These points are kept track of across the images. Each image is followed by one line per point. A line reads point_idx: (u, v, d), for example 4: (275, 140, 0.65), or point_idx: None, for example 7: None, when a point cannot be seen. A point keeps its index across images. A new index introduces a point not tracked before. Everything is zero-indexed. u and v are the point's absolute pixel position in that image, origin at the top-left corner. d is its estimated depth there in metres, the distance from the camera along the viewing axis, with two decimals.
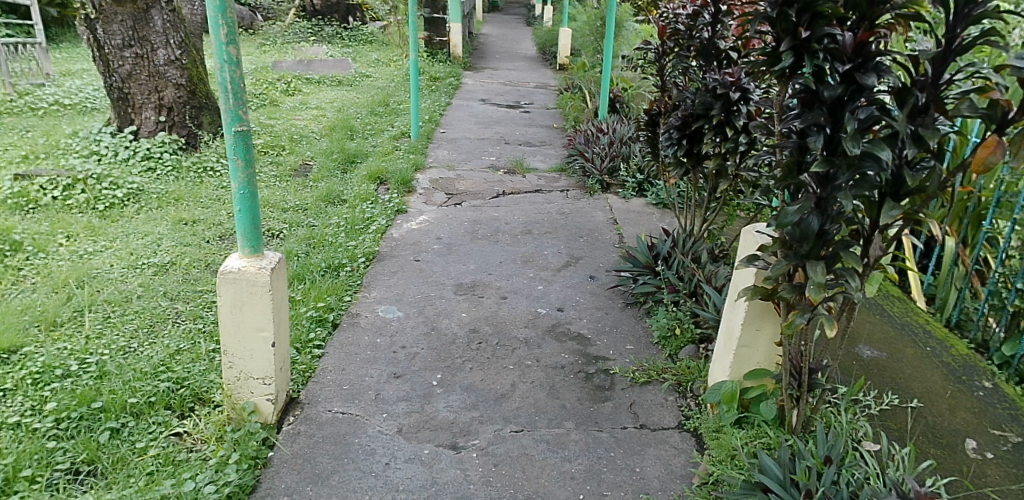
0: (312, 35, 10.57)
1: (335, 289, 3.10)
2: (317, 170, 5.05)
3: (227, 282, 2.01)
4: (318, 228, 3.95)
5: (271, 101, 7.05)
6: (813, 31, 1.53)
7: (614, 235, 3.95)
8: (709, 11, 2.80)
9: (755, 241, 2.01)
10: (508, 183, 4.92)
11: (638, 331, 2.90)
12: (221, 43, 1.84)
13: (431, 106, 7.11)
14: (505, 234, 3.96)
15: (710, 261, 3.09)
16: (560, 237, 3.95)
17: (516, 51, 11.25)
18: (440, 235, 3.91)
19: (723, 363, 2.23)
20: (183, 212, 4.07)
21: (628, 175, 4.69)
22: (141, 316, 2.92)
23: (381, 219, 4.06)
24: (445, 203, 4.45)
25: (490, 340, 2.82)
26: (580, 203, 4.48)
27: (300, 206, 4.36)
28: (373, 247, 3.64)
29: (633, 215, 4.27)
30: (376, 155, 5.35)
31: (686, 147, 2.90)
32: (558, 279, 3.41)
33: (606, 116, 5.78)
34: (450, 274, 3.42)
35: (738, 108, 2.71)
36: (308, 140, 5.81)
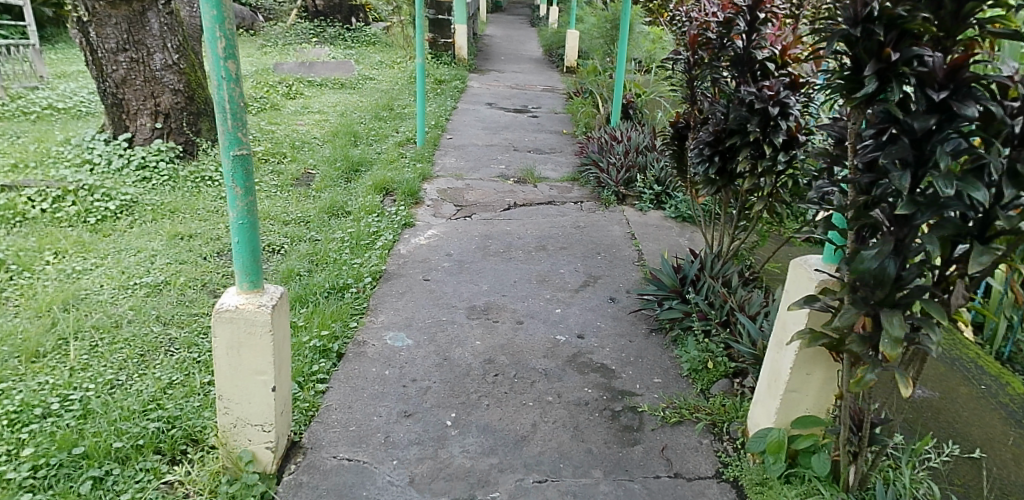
0: (314, 36, 10.36)
1: (340, 313, 2.90)
2: (320, 179, 4.86)
3: (222, 322, 1.82)
4: (320, 244, 3.76)
5: (272, 105, 6.85)
6: (899, 53, 1.29)
7: (633, 252, 3.75)
8: (744, 19, 2.60)
9: (809, 277, 1.82)
10: (520, 194, 4.72)
11: (665, 362, 2.69)
12: (219, 58, 1.64)
13: (437, 110, 6.91)
14: (518, 250, 3.76)
15: (741, 286, 2.88)
16: (576, 254, 3.74)
17: (522, 52, 11.04)
18: (450, 251, 3.71)
19: (767, 407, 2.03)
20: (179, 225, 3.88)
21: (646, 186, 4.49)
22: (131, 344, 2.73)
23: (387, 233, 3.86)
24: (454, 216, 4.25)
25: (506, 372, 2.62)
26: (595, 216, 4.28)
27: (302, 219, 4.17)
28: (379, 265, 3.44)
29: (652, 230, 4.07)
30: (380, 164, 5.16)
31: (718, 164, 2.71)
32: (576, 301, 3.20)
33: (619, 123, 5.59)
34: (461, 295, 3.22)
35: (776, 124, 2.51)
36: (311, 147, 5.61)
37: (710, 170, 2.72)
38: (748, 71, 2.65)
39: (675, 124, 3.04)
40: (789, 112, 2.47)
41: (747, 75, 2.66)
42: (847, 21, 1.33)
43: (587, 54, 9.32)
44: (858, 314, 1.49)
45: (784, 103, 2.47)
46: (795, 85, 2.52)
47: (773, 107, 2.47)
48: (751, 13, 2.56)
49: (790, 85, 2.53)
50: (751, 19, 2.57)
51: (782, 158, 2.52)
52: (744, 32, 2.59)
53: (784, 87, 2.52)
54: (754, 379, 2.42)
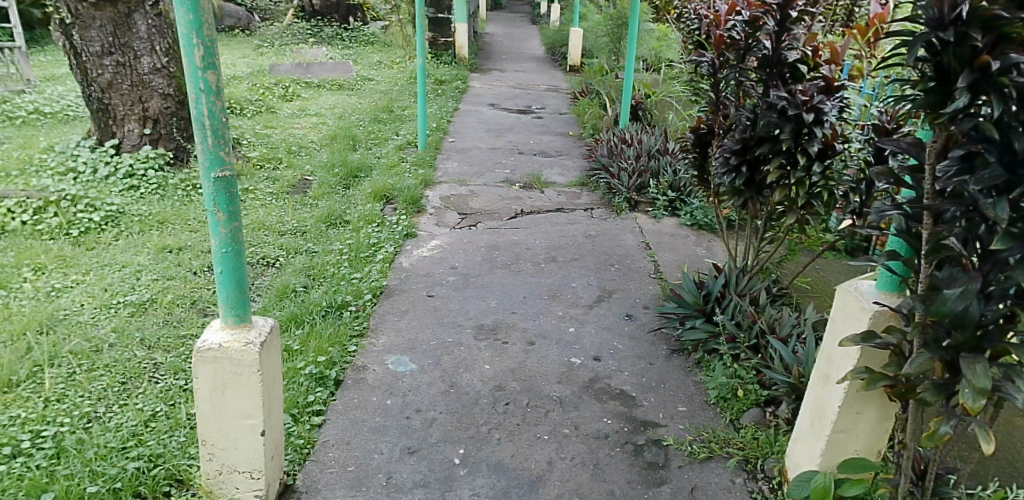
0: (311, 36, 10.13)
1: (338, 335, 2.70)
2: (317, 186, 4.67)
3: (205, 362, 1.62)
4: (318, 257, 3.57)
5: (268, 108, 6.65)
6: (999, 62, 1.10)
7: (649, 264, 3.56)
8: (775, 18, 2.43)
9: (861, 306, 1.65)
10: (526, 200, 4.52)
11: (689, 389, 2.50)
12: (196, 69, 1.44)
13: (438, 112, 6.71)
14: (527, 262, 3.57)
15: (769, 304, 2.69)
16: (588, 266, 3.55)
17: (524, 51, 10.82)
18: (454, 263, 3.52)
19: (810, 447, 1.83)
20: (167, 237, 3.69)
21: (659, 192, 4.29)
22: (111, 371, 2.53)
23: (389, 245, 3.66)
24: (457, 225, 4.05)
25: (518, 400, 2.41)
26: (607, 224, 4.08)
27: (298, 229, 3.98)
28: (380, 281, 3.25)
29: (666, 239, 3.88)
30: (380, 170, 4.97)
31: (746, 175, 2.52)
32: (591, 319, 3.01)
33: (627, 125, 5.39)
34: (468, 312, 3.02)
35: (811, 131, 2.32)
36: (308, 151, 5.42)
37: (738, 181, 2.53)
38: (778, 74, 2.48)
39: (697, 130, 2.86)
40: (824, 119, 2.30)
41: (776, 78, 2.49)
42: (929, 24, 1.16)
43: (591, 53, 9.12)
44: (932, 360, 1.30)
45: (819, 109, 2.30)
46: (830, 90, 2.36)
47: (807, 113, 2.30)
48: (782, 11, 2.41)
49: (824, 89, 2.36)
50: (782, 17, 2.42)
51: (816, 169, 2.35)
52: (774, 32, 2.43)
53: (817, 91, 2.35)
54: (789, 410, 2.21)
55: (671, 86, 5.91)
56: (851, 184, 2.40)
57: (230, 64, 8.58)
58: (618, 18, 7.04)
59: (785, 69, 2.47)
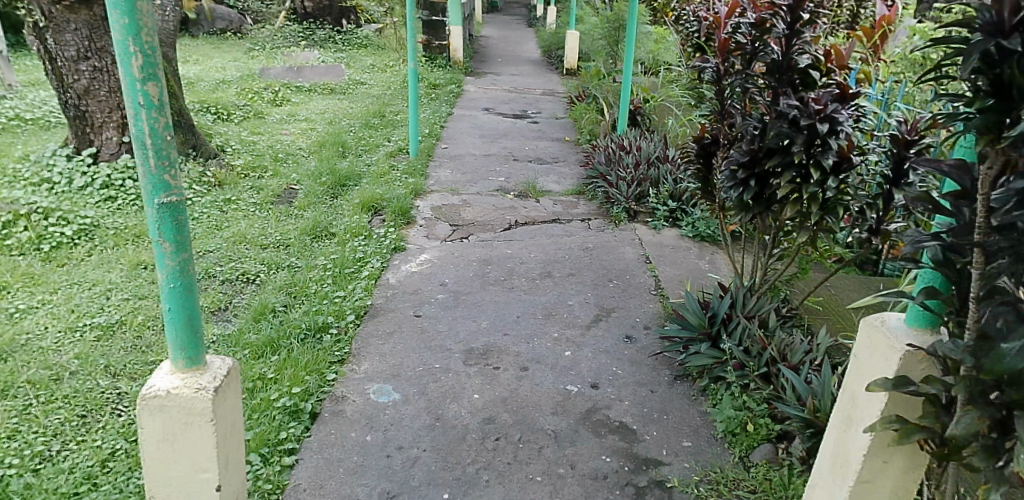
0: (303, 39, 9.95)
1: (317, 363, 2.52)
2: (303, 195, 4.49)
3: (152, 410, 1.44)
4: (300, 272, 3.39)
5: (256, 113, 6.47)
6: None
7: (649, 279, 3.38)
8: (784, 21, 2.25)
9: (890, 343, 1.47)
10: (521, 210, 4.34)
11: (694, 421, 2.32)
12: (134, 80, 1.24)
13: (431, 117, 6.53)
14: (521, 278, 3.39)
15: (779, 326, 2.52)
16: (585, 281, 3.37)
17: (519, 54, 10.66)
18: (444, 279, 3.33)
19: (830, 495, 1.66)
20: (143, 252, 3.51)
21: (659, 202, 4.12)
22: (70, 403, 2.34)
23: (375, 260, 3.48)
24: (448, 237, 3.87)
25: (510, 435, 2.23)
26: (605, 236, 3.91)
27: (282, 242, 3.80)
28: (364, 300, 3.06)
29: (667, 252, 3.70)
30: (369, 178, 4.80)
31: (755, 189, 2.33)
32: (588, 341, 2.83)
33: (625, 131, 5.22)
34: (457, 335, 2.84)
35: (825, 143, 2.14)
36: (295, 159, 5.24)
37: (746, 196, 2.34)
38: (788, 80, 2.31)
39: (700, 140, 2.68)
40: (839, 129, 2.12)
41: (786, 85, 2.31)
42: (984, 29, 0.98)
43: (588, 56, 8.95)
44: (981, 419, 1.12)
45: (834, 119, 2.12)
46: (845, 97, 2.18)
47: (821, 123, 2.11)
48: (793, 12, 2.23)
49: (839, 97, 2.18)
50: (792, 19, 2.25)
51: (831, 183, 2.16)
52: (784, 35, 2.26)
53: (831, 99, 2.17)
54: (804, 447, 2.03)
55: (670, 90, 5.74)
56: (868, 199, 2.22)
57: (220, 68, 8.39)
58: (615, 20, 6.87)
59: (796, 75, 2.30)
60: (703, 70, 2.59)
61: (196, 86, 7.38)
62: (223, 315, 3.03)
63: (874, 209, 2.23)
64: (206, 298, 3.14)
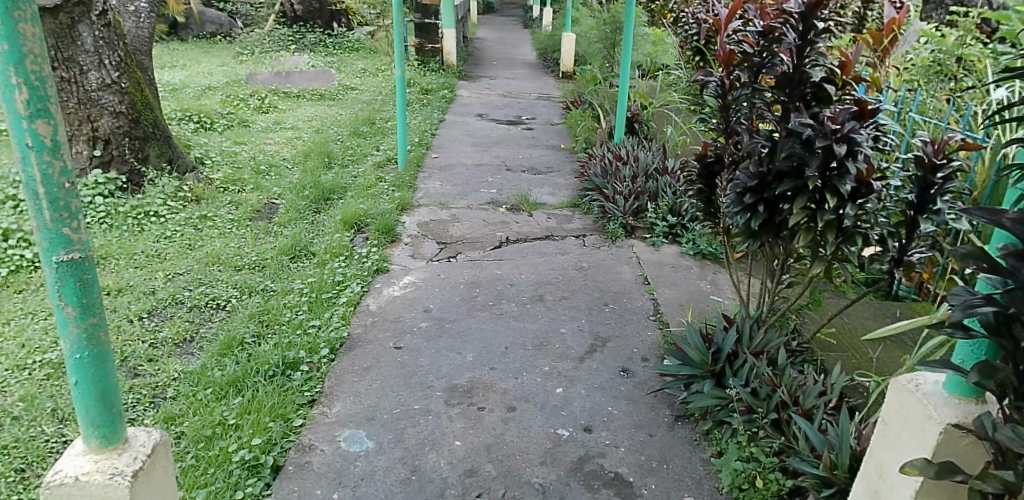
0: (293, 43, 9.72)
1: (283, 407, 2.30)
2: (284, 211, 4.27)
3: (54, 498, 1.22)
4: (275, 298, 3.18)
5: (240, 121, 6.25)
6: None
7: (647, 303, 3.16)
8: (796, 31, 2.05)
9: (927, 413, 1.29)
10: (513, 225, 4.13)
11: (698, 471, 2.10)
12: (19, 117, 1.02)
13: (421, 124, 6.32)
14: (511, 303, 3.17)
15: (789, 364, 2.30)
16: (579, 306, 3.15)
17: (514, 57, 10.44)
18: (429, 305, 3.11)
19: None
20: (107, 276, 3.29)
21: (658, 217, 3.90)
22: (8, 455, 2.12)
23: (355, 283, 3.26)
24: (435, 256, 3.65)
25: (493, 490, 2.01)
26: (600, 254, 3.69)
27: (257, 263, 3.58)
28: (340, 330, 2.84)
29: (666, 272, 3.48)
30: (355, 191, 4.59)
31: (764, 215, 2.11)
32: (581, 376, 2.61)
33: (622, 139, 5.01)
34: (440, 370, 2.62)
35: (843, 166, 1.93)
36: (278, 171, 5.02)
37: (754, 223, 2.12)
38: (798, 95, 2.10)
39: (702, 159, 2.46)
40: (858, 151, 1.91)
41: (796, 100, 2.11)
42: None
43: (584, 59, 8.72)
44: None
45: (852, 139, 1.91)
46: (862, 115, 1.98)
47: (838, 144, 1.90)
48: (805, 21, 2.03)
49: (856, 115, 1.98)
50: (804, 29, 2.04)
51: (849, 210, 1.95)
52: (796, 46, 2.05)
53: (849, 118, 1.97)
54: None
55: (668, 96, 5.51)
56: (889, 228, 2.00)
57: (206, 74, 8.18)
58: (612, 23, 6.65)
59: (808, 90, 2.09)
60: (705, 82, 2.38)
61: (180, 93, 7.17)
62: (188, 348, 2.82)
63: (895, 238, 2.01)
64: (171, 328, 2.92)
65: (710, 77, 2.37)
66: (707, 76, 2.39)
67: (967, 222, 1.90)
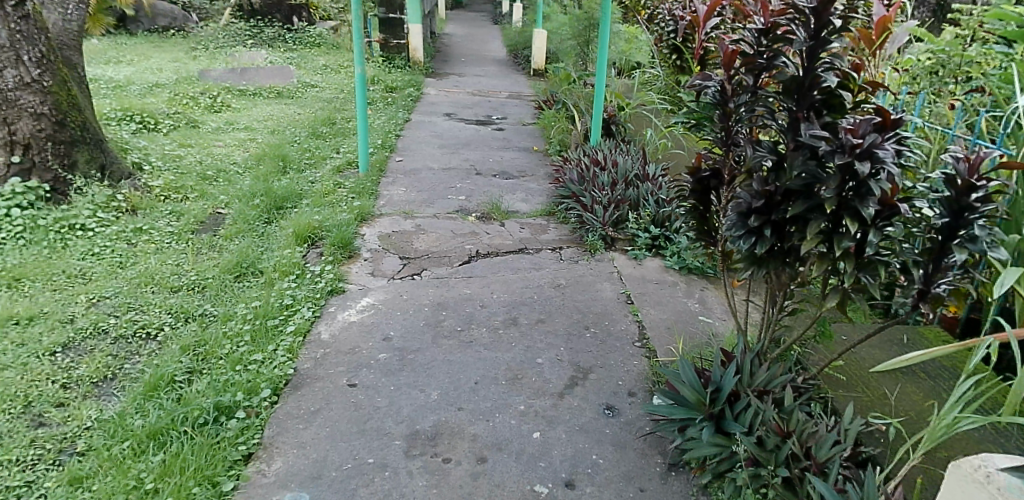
0: (250, 37, 9.22)
1: (211, 466, 1.96)
2: (231, 222, 3.90)
3: None
4: (213, 326, 2.82)
5: (188, 122, 5.82)
6: None
7: (631, 326, 2.88)
8: (809, 29, 1.75)
9: None
10: (483, 237, 3.81)
11: None
12: None
13: (385, 124, 5.96)
14: (481, 328, 2.85)
15: (797, 406, 2.03)
16: (558, 331, 2.84)
17: (484, 53, 10.11)
18: (389, 332, 2.77)
19: None
20: (18, 302, 2.90)
21: (639, 228, 3.63)
22: None
23: (306, 308, 2.91)
24: (397, 274, 3.31)
25: None
26: (578, 270, 3.40)
27: (196, 283, 3.20)
28: (286, 367, 2.48)
29: (650, 290, 3.21)
30: (311, 199, 4.25)
31: (771, 240, 1.83)
32: (561, 416, 2.30)
33: (599, 143, 4.75)
34: (399, 412, 2.29)
35: (866, 187, 1.65)
36: (227, 176, 4.63)
37: (760, 248, 1.83)
38: (808, 102, 1.81)
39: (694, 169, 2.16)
40: (883, 169, 1.62)
41: (806, 108, 1.82)
42: None
43: (556, 56, 8.43)
44: None
45: (875, 155, 1.62)
46: (884, 126, 1.69)
47: (860, 161, 1.62)
48: (817, 17, 1.73)
49: (878, 126, 1.69)
50: (817, 24, 1.74)
51: (872, 237, 1.67)
52: (807, 46, 1.75)
53: (871, 130, 1.68)
54: None
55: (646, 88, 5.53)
56: (913, 254, 1.73)
57: (155, 70, 7.69)
58: (585, 19, 6.36)
59: (819, 96, 1.80)
60: (704, 88, 2.00)
61: (125, 91, 6.71)
62: (107, 388, 2.44)
63: (920, 267, 1.74)
64: (87, 364, 2.54)
65: (711, 82, 1.99)
66: (706, 81, 2.02)
67: (1004, 250, 1.64)
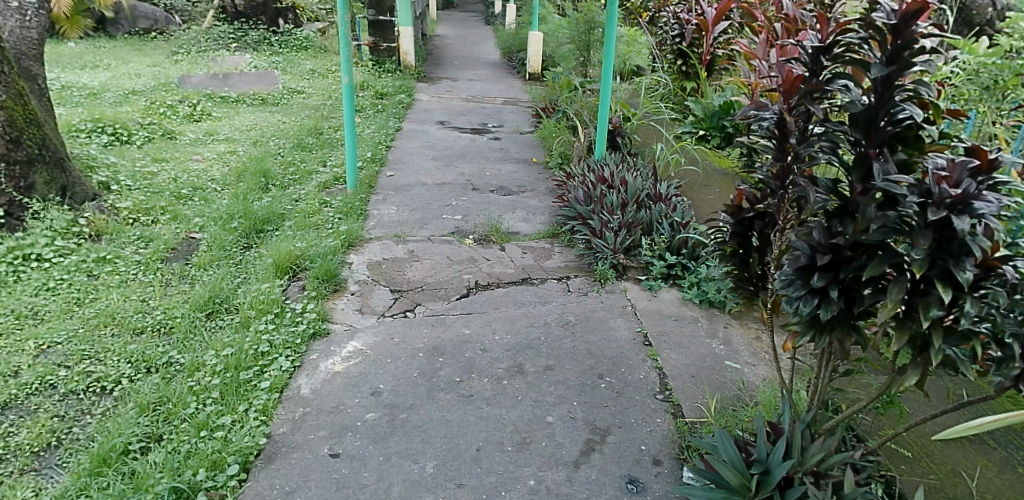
0: (234, 40, 8.84)
1: None
2: (205, 248, 3.56)
3: None
4: (177, 378, 2.49)
5: (164, 133, 5.48)
6: None
7: (651, 375, 2.56)
8: (890, 50, 1.47)
9: None
10: (482, 263, 3.49)
11: None
12: None
13: (375, 133, 5.63)
14: (483, 377, 2.51)
15: (859, 492, 1.72)
16: (569, 380, 2.51)
17: (477, 55, 9.78)
18: (378, 384, 2.44)
19: None
20: None
21: (653, 255, 3.33)
22: None
23: (283, 356, 2.56)
24: (388, 310, 2.98)
25: None
26: (588, 303, 3.09)
27: (161, 324, 2.86)
28: (258, 434, 2.14)
29: (669, 328, 2.90)
30: (294, 221, 3.92)
31: (839, 304, 1.54)
32: (578, 493, 1.98)
33: (604, 156, 4.44)
34: (389, 491, 1.96)
35: (962, 244, 1.36)
36: (203, 194, 4.29)
37: (826, 313, 1.53)
38: (880, 137, 1.54)
39: (734, 210, 1.88)
40: (984, 223, 1.34)
41: (879, 143, 1.54)
42: None
43: (553, 59, 8.11)
44: None
45: (973, 207, 1.34)
46: (980, 169, 1.41)
47: (958, 215, 1.33)
48: (895, 36, 1.46)
49: (973, 170, 1.41)
50: (894, 45, 1.47)
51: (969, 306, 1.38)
52: (886, 72, 1.47)
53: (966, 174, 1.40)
54: None
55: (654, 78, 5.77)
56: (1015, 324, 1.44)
57: (133, 75, 7.33)
58: (585, 23, 6.03)
59: (894, 131, 1.52)
60: (757, 120, 1.71)
61: (100, 99, 6.35)
62: (50, 460, 2.12)
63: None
64: (28, 429, 2.21)
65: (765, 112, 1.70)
66: (760, 110, 1.71)
67: None
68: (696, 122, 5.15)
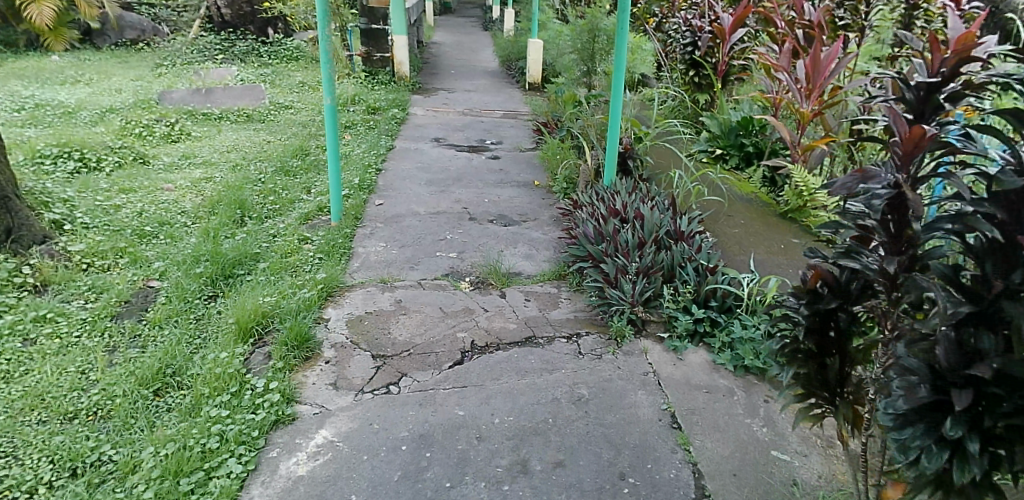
0: (221, 52, 8.42)
1: None
2: (164, 300, 3.11)
3: None
4: (106, 486, 2.03)
5: (137, 158, 5.04)
6: None
7: (684, 474, 2.10)
8: None
9: None
10: (479, 315, 3.04)
11: None
12: None
13: (364, 154, 5.18)
14: (479, 480, 2.06)
15: None
16: (583, 483, 2.05)
17: (475, 63, 9.34)
18: (350, 494, 1.99)
19: None
20: None
21: (676, 308, 2.85)
22: None
23: (236, 456, 2.11)
24: (367, 385, 2.52)
25: None
26: (603, 370, 2.63)
27: (100, 406, 2.41)
28: None
29: (700, 404, 2.44)
30: (269, 263, 3.47)
31: (983, 461, 1.17)
32: None
33: (615, 182, 3.97)
34: None
35: None
36: (170, 231, 3.84)
37: (960, 474, 1.18)
38: None
39: (810, 298, 1.51)
40: None
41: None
42: None
43: (554, 67, 7.66)
44: None
45: None
46: None
47: None
48: None
49: None
50: None
51: None
52: None
53: None
54: None
55: (663, 90, 5.31)
56: None
57: (113, 90, 6.90)
58: (588, 31, 5.59)
59: None
60: (865, 196, 1.28)
61: (73, 118, 5.91)
62: None
63: None
64: None
65: (876, 185, 1.28)
66: (870, 183, 1.29)
67: None
68: (710, 140, 4.70)
